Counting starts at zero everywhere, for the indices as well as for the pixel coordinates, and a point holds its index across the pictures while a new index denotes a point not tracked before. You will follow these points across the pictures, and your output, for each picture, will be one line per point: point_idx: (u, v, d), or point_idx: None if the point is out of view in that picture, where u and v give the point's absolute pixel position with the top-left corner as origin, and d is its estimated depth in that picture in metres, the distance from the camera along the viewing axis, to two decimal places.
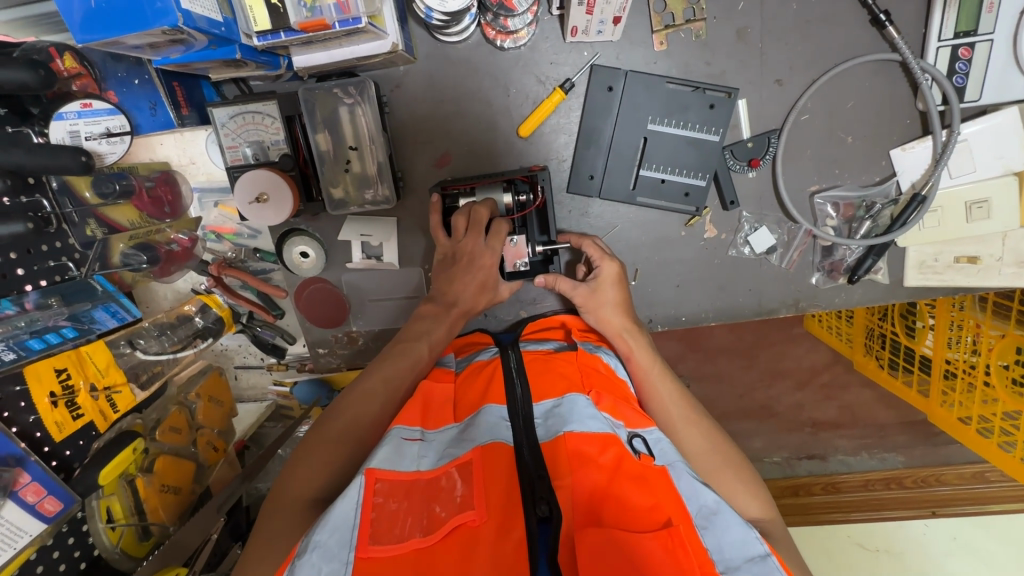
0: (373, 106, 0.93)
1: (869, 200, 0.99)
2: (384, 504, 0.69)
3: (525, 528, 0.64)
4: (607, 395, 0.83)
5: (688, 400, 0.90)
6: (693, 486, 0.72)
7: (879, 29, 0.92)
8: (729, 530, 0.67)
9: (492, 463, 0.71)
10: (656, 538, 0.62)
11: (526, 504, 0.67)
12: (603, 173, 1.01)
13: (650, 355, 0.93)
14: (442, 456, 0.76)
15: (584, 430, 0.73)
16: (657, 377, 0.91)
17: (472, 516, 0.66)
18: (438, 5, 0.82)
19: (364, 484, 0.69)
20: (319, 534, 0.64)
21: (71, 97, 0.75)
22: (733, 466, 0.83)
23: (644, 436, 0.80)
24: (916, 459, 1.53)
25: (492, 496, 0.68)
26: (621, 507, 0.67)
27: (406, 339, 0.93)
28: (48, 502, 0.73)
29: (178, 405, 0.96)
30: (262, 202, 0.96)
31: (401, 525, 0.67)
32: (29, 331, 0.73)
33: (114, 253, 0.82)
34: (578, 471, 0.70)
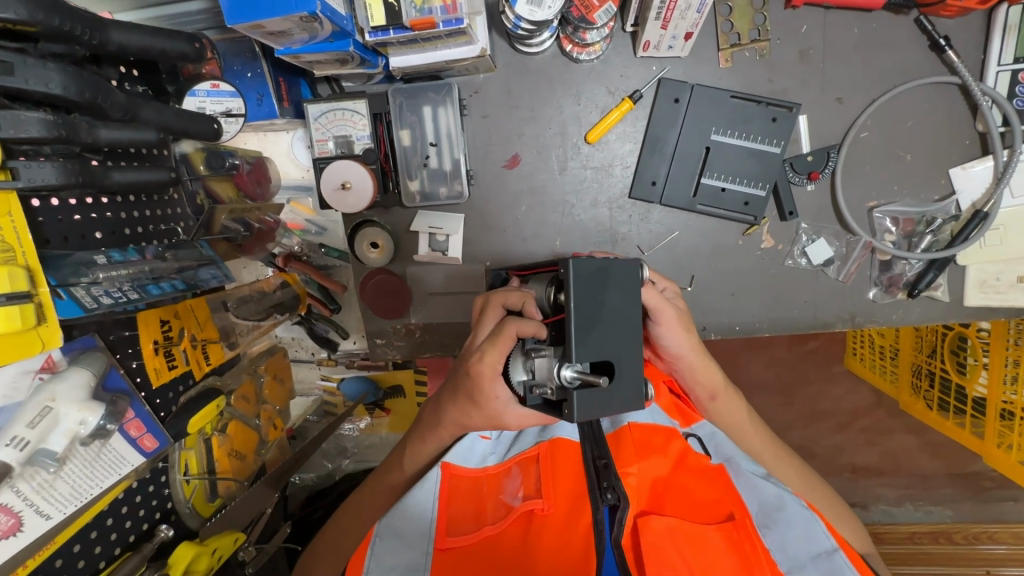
0: (455, 108, 1.02)
1: (929, 216, 1.01)
2: (458, 498, 0.69)
3: (593, 515, 0.62)
4: (665, 391, 0.81)
5: (772, 439, 0.82)
6: (751, 483, 0.71)
7: (938, 53, 0.97)
8: (793, 527, 0.66)
9: (559, 458, 0.71)
10: (722, 530, 0.62)
11: (593, 488, 0.64)
12: (665, 179, 1.06)
13: (734, 398, 0.78)
14: (508, 451, 0.77)
15: (652, 422, 0.75)
16: (748, 427, 0.80)
17: (541, 505, 0.66)
18: (527, 14, 0.89)
19: (438, 479, 0.70)
20: (398, 522, 0.66)
21: (202, 78, 0.85)
22: (837, 509, 0.80)
23: (698, 434, 0.78)
24: (965, 514, 1.46)
25: (559, 487, 0.68)
26: (683, 497, 0.67)
27: (411, 440, 0.80)
28: (147, 438, 0.69)
29: (250, 375, 1.00)
30: (346, 188, 1.04)
31: (471, 513, 0.68)
32: (150, 277, 0.74)
33: (216, 223, 0.88)
34: (644, 460, 0.69)
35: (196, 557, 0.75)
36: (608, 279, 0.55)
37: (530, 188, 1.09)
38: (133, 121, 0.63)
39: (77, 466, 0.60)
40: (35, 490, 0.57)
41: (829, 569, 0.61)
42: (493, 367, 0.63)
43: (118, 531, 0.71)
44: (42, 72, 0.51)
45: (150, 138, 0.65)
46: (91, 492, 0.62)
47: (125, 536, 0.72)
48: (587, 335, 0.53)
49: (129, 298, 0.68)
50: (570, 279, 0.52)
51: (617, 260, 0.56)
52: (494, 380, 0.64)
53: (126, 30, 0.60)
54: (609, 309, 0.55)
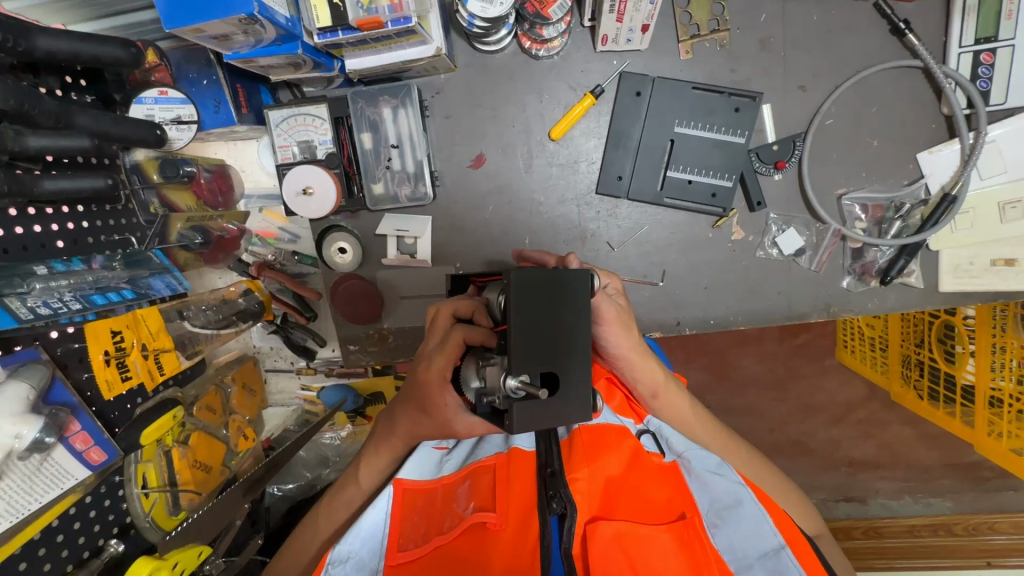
0: (416, 109, 1.01)
1: (899, 201, 1.00)
2: (412, 515, 0.67)
3: (540, 528, 0.60)
4: (617, 389, 0.79)
5: (717, 426, 0.82)
6: (704, 479, 0.70)
7: (899, 37, 0.96)
8: (742, 524, 0.65)
9: (514, 467, 0.67)
10: (672, 530, 0.61)
11: (540, 499, 0.61)
12: (631, 174, 1.05)
13: (676, 394, 0.77)
14: (467, 459, 0.74)
15: (603, 422, 0.72)
16: (693, 421, 0.79)
17: (493, 518, 0.62)
18: (479, 11, 0.88)
19: (391, 495, 0.67)
20: (353, 544, 0.64)
21: (150, 84, 0.83)
22: (784, 491, 0.82)
23: (653, 432, 0.76)
24: (965, 505, 1.40)
25: (511, 499, 0.64)
26: (637, 499, 0.65)
27: (366, 452, 0.81)
28: (94, 451, 0.68)
29: (216, 385, 1.00)
30: (308, 194, 1.03)
31: (424, 528, 0.65)
32: (94, 286, 0.72)
33: (172, 231, 0.87)
34: (595, 462, 0.65)
35: (155, 570, 0.75)
36: (558, 296, 0.51)
37: (496, 187, 1.08)
38: (67, 127, 0.62)
39: (14, 482, 0.58)
40: None
41: (775, 569, 0.60)
42: (441, 371, 0.64)
43: (70, 547, 0.70)
44: None
45: (86, 145, 0.64)
46: (29, 507, 0.61)
47: (77, 552, 0.71)
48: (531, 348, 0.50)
49: (70, 309, 0.66)
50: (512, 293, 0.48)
51: (569, 273, 0.52)
52: (443, 388, 0.64)
53: (53, 37, 0.59)
54: (558, 321, 0.51)
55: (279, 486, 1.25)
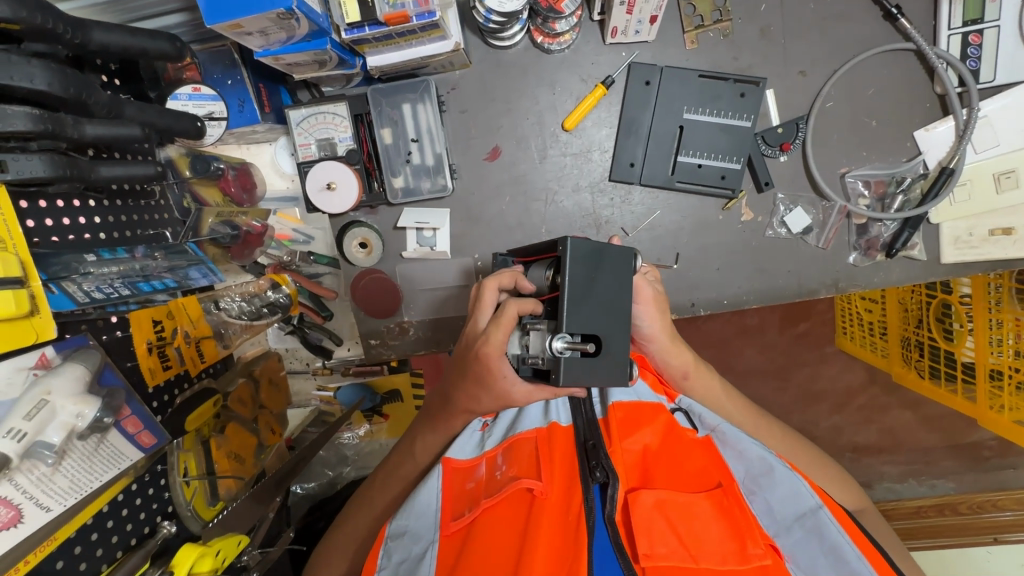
0: (435, 104, 1.05)
1: (900, 175, 1.05)
2: (458, 490, 0.65)
3: (584, 495, 0.59)
4: (649, 371, 0.84)
5: (749, 406, 0.85)
6: (739, 450, 0.69)
7: (891, 22, 1.01)
8: (777, 490, 0.64)
9: (555, 441, 0.66)
10: (710, 498, 0.60)
11: (582, 467, 0.61)
12: (643, 161, 1.08)
13: (708, 375, 0.81)
14: (507, 433, 0.71)
15: (635, 399, 0.73)
16: (725, 402, 0.82)
17: (539, 486, 0.60)
18: (497, 6, 0.92)
19: (440, 475, 0.67)
20: (408, 520, 0.64)
21: (184, 82, 0.89)
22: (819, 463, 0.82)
23: (685, 410, 0.76)
24: (967, 485, 1.45)
25: (555, 469, 0.63)
26: (674, 469, 0.64)
27: (423, 430, 0.82)
28: (144, 434, 0.69)
29: (245, 378, 1.00)
30: (331, 189, 1.06)
31: (471, 496, 0.64)
32: (140, 274, 0.74)
33: (204, 226, 0.87)
34: (630, 436, 0.67)
35: (200, 558, 0.72)
36: (601, 261, 0.60)
37: (512, 178, 1.12)
38: (120, 118, 0.65)
39: (76, 461, 0.60)
40: (33, 483, 0.55)
41: (814, 528, 0.60)
42: (499, 343, 0.64)
43: (120, 533, 0.70)
44: (26, 69, 0.53)
45: (135, 134, 0.65)
46: (90, 486, 0.62)
47: (128, 538, 0.71)
48: (581, 308, 0.58)
49: (121, 294, 0.69)
50: (570, 258, 0.57)
51: (610, 245, 0.61)
52: (502, 360, 0.65)
53: (107, 29, 0.62)
54: (602, 288, 0.60)
55: (302, 486, 1.28)
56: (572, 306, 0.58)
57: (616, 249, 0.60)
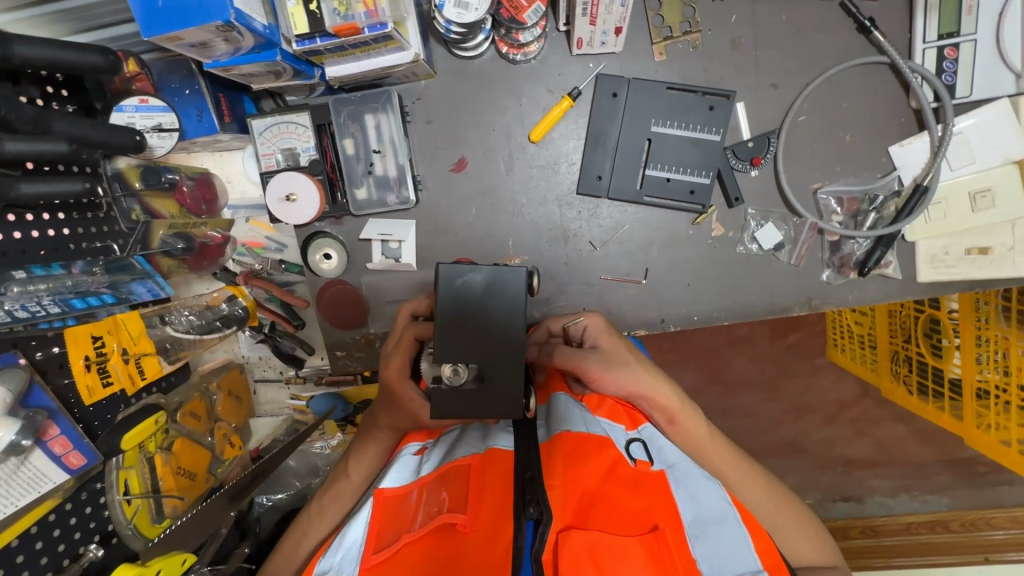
0: (397, 115, 1.03)
1: (873, 193, 1.02)
2: (388, 521, 0.63)
3: (511, 535, 0.54)
4: (608, 398, 0.75)
5: (733, 449, 0.79)
6: (694, 498, 0.63)
7: (865, 35, 0.99)
8: (725, 543, 0.59)
9: (489, 471, 0.63)
10: (643, 542, 0.55)
11: (517, 501, 0.57)
12: (611, 174, 1.06)
13: (696, 419, 0.76)
14: (445, 458, 0.69)
15: (583, 429, 0.67)
16: (710, 447, 0.75)
17: (462, 519, 0.58)
18: (456, 17, 0.90)
19: (370, 507, 0.65)
20: (333, 558, 0.61)
21: (130, 92, 0.85)
22: (791, 517, 0.77)
23: (644, 441, 0.71)
24: (962, 502, 1.43)
25: (484, 500, 0.60)
26: (613, 505, 0.59)
27: (356, 446, 0.83)
28: (73, 455, 0.68)
29: (200, 393, 0.99)
30: (291, 200, 1.04)
31: (399, 528, 0.61)
32: (74, 291, 0.73)
33: (154, 238, 0.86)
34: (572, 469, 0.62)
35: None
36: (488, 292, 0.64)
37: (478, 190, 1.10)
38: (48, 134, 0.64)
39: None
40: None
41: None
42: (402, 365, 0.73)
43: (50, 554, 0.69)
44: None
45: (61, 150, 0.64)
46: (5, 511, 0.61)
47: (58, 559, 0.70)
48: (460, 338, 0.64)
49: (48, 312, 0.69)
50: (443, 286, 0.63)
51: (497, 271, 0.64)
52: (404, 381, 0.73)
53: (31, 44, 0.61)
54: (488, 318, 0.64)
55: (269, 497, 1.25)
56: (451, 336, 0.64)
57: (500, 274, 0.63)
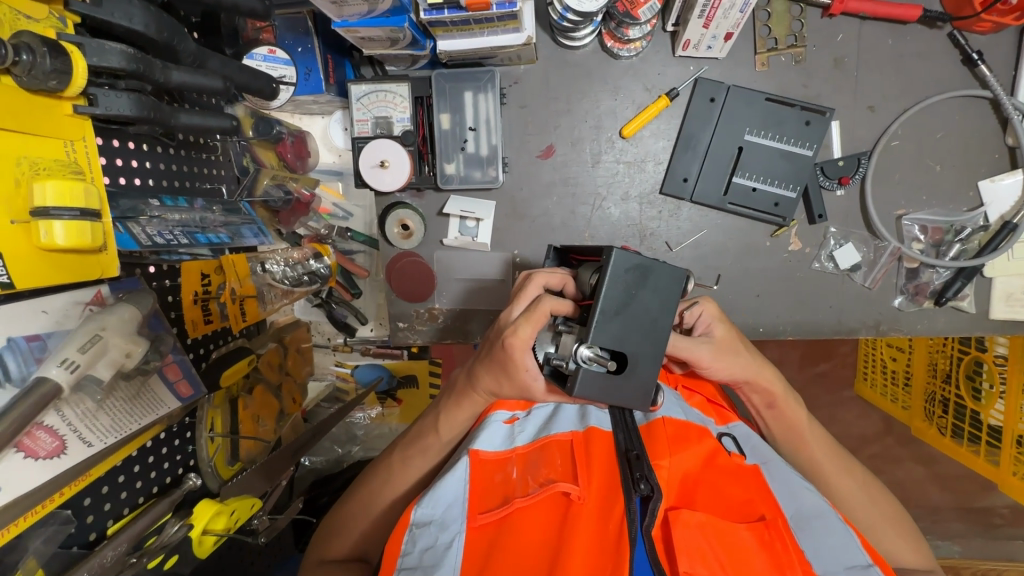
0: (496, 95, 1.05)
1: (959, 225, 1.02)
2: (490, 483, 0.65)
3: (625, 506, 0.57)
4: (697, 392, 0.80)
5: (831, 444, 0.81)
6: (789, 489, 0.65)
7: (970, 67, 1.00)
8: (830, 534, 0.59)
9: (592, 445, 0.65)
10: (753, 529, 0.57)
11: (625, 479, 0.59)
12: (697, 177, 1.07)
13: (794, 404, 0.79)
14: (540, 432, 0.70)
15: (682, 418, 0.70)
16: (807, 434, 0.79)
17: (575, 491, 0.60)
18: (575, 5, 0.91)
19: (468, 466, 0.65)
20: (433, 511, 0.62)
21: (261, 43, 0.90)
22: (886, 516, 0.77)
23: (733, 434, 0.73)
24: (973, 551, 1.42)
25: (593, 473, 0.62)
26: (716, 488, 0.62)
27: (445, 403, 0.79)
28: (183, 384, 0.69)
29: (276, 343, 1.00)
30: (383, 167, 1.05)
31: (500, 492, 0.63)
32: (199, 226, 0.73)
33: (259, 187, 0.90)
34: (676, 453, 0.64)
35: (216, 514, 0.73)
36: (647, 281, 0.59)
37: (562, 178, 1.11)
38: (202, 68, 0.66)
39: (120, 400, 0.60)
40: (77, 416, 0.55)
41: None
42: (525, 336, 0.62)
43: (144, 480, 0.69)
44: (127, 8, 0.54)
45: (216, 86, 0.66)
46: (131, 427, 0.60)
47: (150, 486, 0.71)
48: (608, 323, 0.59)
49: (181, 243, 0.67)
50: (611, 267, 0.58)
51: (661, 262, 0.60)
52: (526, 355, 0.63)
53: None
54: (642, 306, 0.59)
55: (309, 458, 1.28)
56: (602, 321, 0.58)
57: (664, 266, 0.59)
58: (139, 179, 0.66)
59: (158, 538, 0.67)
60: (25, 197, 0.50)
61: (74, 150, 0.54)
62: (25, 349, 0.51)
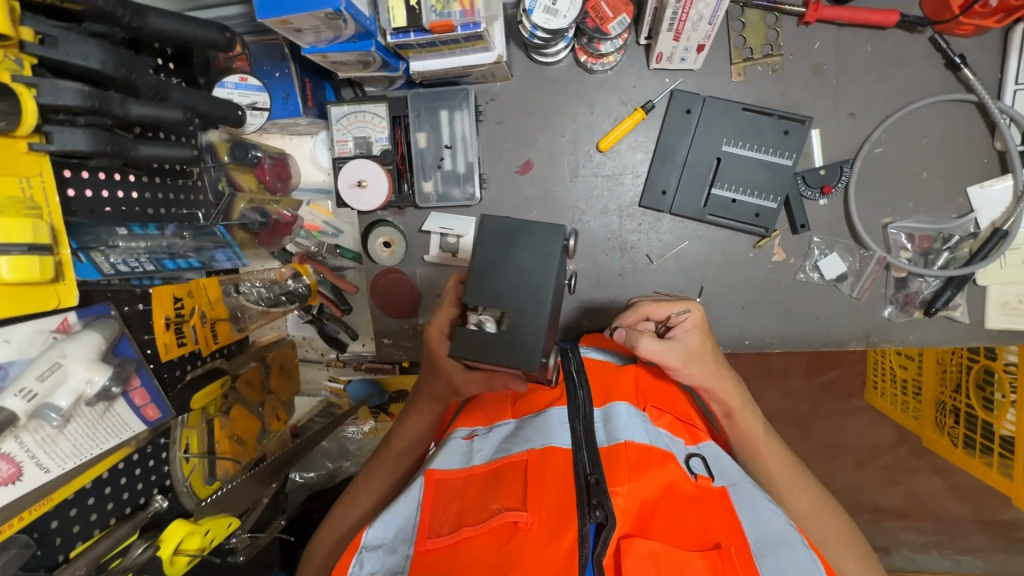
0: (471, 112, 1.06)
1: (946, 233, 0.99)
2: (444, 507, 0.64)
3: (578, 531, 0.57)
4: (667, 412, 0.77)
5: (790, 462, 0.80)
6: (756, 513, 0.63)
7: (953, 71, 0.97)
8: (793, 562, 0.57)
9: (548, 468, 0.64)
10: (705, 558, 0.56)
11: (581, 504, 0.59)
12: (675, 189, 1.06)
13: (753, 418, 0.79)
14: (498, 451, 0.71)
15: (646, 440, 0.67)
16: (763, 448, 0.79)
17: (524, 517, 0.59)
18: (543, 23, 0.92)
19: (423, 486, 0.67)
20: (384, 533, 0.64)
21: (233, 71, 0.92)
22: (835, 533, 0.75)
23: (702, 455, 0.72)
24: (998, 566, 1.23)
25: (545, 496, 0.61)
26: (672, 516, 0.61)
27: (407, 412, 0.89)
28: (150, 407, 0.71)
29: (257, 361, 1.02)
30: (361, 186, 1.08)
31: (452, 517, 0.63)
32: (167, 252, 0.77)
33: (235, 211, 0.92)
34: (634, 480, 0.62)
35: (188, 535, 0.75)
36: (519, 236, 0.58)
37: (541, 193, 1.11)
38: (165, 100, 0.68)
39: (81, 426, 0.62)
40: (37, 443, 0.57)
41: None
42: (440, 323, 0.75)
43: (116, 500, 0.71)
44: (82, 47, 0.57)
45: (178, 116, 0.68)
46: (92, 452, 0.63)
47: (123, 506, 0.72)
48: (482, 280, 0.58)
49: (145, 269, 0.71)
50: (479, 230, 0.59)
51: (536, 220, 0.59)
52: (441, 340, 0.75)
53: (163, 16, 0.65)
54: (515, 261, 0.58)
55: (301, 474, 1.30)
56: (474, 277, 0.58)
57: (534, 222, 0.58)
58: (107, 209, 0.68)
59: (122, 560, 0.69)
60: None
61: (29, 187, 0.56)
62: None
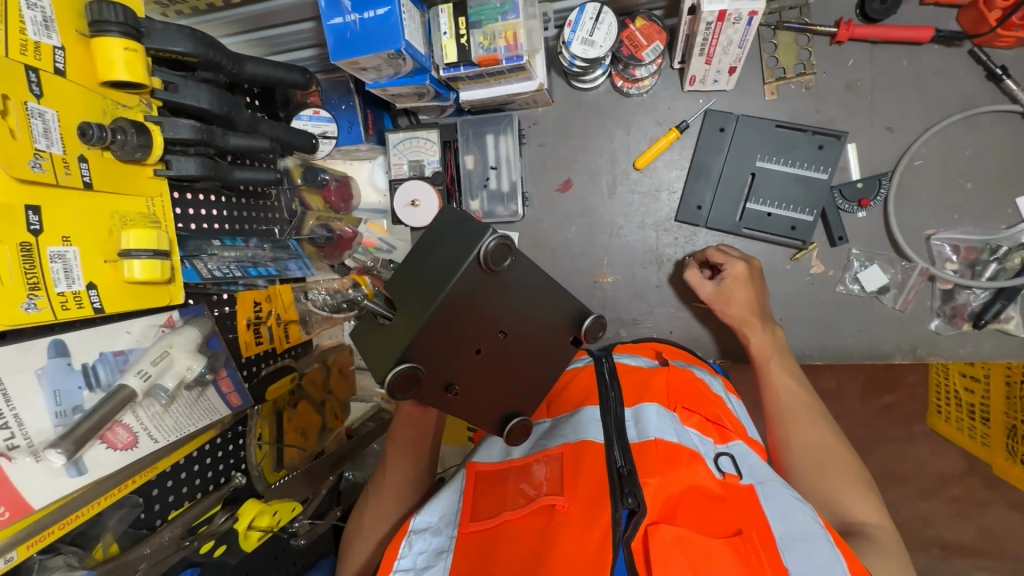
0: (515, 136, 1.14)
1: (995, 244, 0.98)
2: (484, 495, 0.71)
3: (611, 514, 0.61)
4: (696, 412, 0.80)
5: (806, 397, 0.88)
6: (782, 508, 0.65)
7: (996, 83, 0.97)
8: (815, 556, 0.59)
9: (581, 459, 0.69)
10: (729, 543, 0.58)
11: (614, 492, 0.63)
12: (711, 205, 1.10)
13: (767, 337, 0.94)
14: (534, 446, 0.77)
15: (675, 439, 0.71)
16: (773, 371, 0.91)
17: (559, 501, 0.64)
18: (581, 53, 0.99)
19: (466, 476, 0.74)
20: (430, 518, 0.70)
21: (308, 106, 1.06)
22: (834, 464, 0.79)
23: (732, 454, 0.75)
24: None
25: (580, 485, 0.66)
26: (699, 509, 0.64)
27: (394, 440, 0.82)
28: (233, 395, 0.82)
29: (319, 364, 1.12)
30: (413, 206, 1.16)
31: (492, 503, 0.69)
32: (251, 261, 0.89)
33: (305, 227, 1.05)
34: (663, 472, 0.66)
35: (260, 512, 0.84)
36: (455, 231, 0.58)
37: (580, 210, 1.17)
38: (254, 132, 0.80)
39: (181, 407, 0.74)
40: (149, 416, 0.69)
41: None
42: None
43: (201, 478, 0.83)
44: (195, 91, 0.70)
45: (263, 145, 0.79)
46: (188, 430, 0.74)
47: (207, 484, 0.84)
48: (402, 278, 0.61)
49: (234, 274, 0.82)
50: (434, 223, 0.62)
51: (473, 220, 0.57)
52: None
53: (257, 62, 0.78)
54: (435, 263, 0.59)
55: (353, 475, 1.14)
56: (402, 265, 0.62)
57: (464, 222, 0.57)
58: (206, 224, 0.81)
59: (209, 526, 0.80)
60: (114, 241, 0.65)
61: (153, 205, 0.70)
62: (112, 361, 0.66)
